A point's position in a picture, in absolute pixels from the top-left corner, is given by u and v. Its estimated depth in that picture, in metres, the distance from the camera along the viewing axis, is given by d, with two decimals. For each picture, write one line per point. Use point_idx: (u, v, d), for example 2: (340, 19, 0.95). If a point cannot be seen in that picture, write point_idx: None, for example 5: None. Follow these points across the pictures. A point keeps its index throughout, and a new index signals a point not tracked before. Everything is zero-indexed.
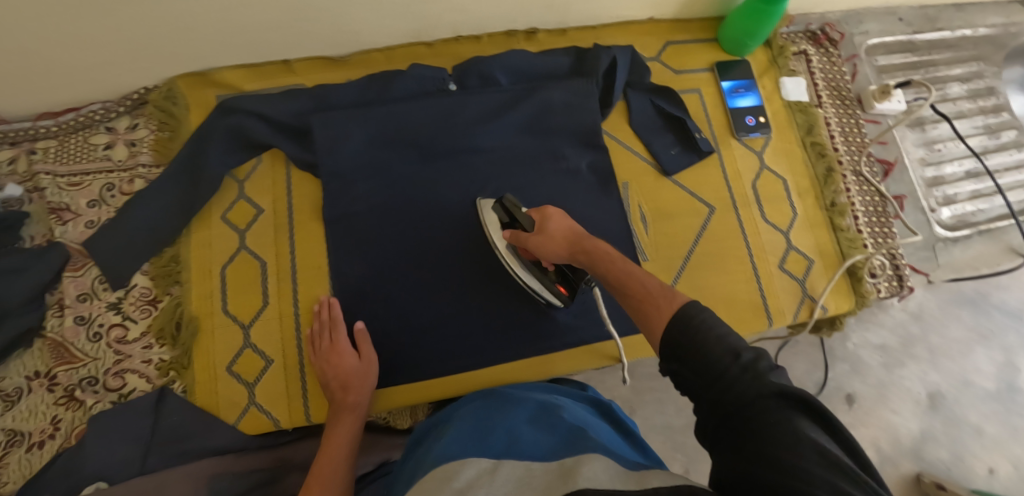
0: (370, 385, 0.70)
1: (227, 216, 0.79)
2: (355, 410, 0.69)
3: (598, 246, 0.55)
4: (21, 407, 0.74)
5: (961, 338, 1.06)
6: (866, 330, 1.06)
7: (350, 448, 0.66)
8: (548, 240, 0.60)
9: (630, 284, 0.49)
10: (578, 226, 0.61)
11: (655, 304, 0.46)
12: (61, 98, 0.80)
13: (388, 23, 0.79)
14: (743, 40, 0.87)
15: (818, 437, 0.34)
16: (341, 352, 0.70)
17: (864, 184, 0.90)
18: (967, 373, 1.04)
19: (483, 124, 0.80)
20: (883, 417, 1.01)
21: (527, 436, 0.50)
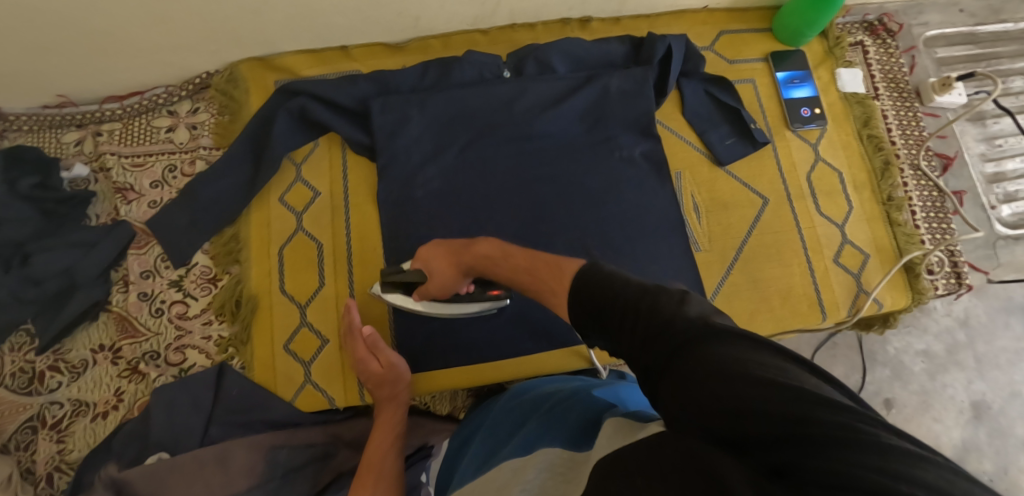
0: (404, 376, 0.71)
1: (285, 197, 0.80)
2: (394, 401, 0.70)
3: (473, 258, 0.62)
4: (86, 378, 0.76)
5: (1009, 346, 1.04)
6: (907, 336, 1.04)
7: (395, 437, 0.68)
8: (437, 276, 0.66)
9: (530, 267, 0.52)
10: (447, 243, 0.67)
11: (551, 283, 0.46)
12: (128, 81, 0.83)
13: (447, 9, 0.79)
14: (800, 30, 0.86)
15: (778, 367, 0.27)
16: (372, 352, 0.70)
17: (922, 178, 0.88)
18: (1015, 385, 1.02)
19: (537, 111, 0.80)
20: (924, 425, 1.00)
21: (562, 427, 0.50)
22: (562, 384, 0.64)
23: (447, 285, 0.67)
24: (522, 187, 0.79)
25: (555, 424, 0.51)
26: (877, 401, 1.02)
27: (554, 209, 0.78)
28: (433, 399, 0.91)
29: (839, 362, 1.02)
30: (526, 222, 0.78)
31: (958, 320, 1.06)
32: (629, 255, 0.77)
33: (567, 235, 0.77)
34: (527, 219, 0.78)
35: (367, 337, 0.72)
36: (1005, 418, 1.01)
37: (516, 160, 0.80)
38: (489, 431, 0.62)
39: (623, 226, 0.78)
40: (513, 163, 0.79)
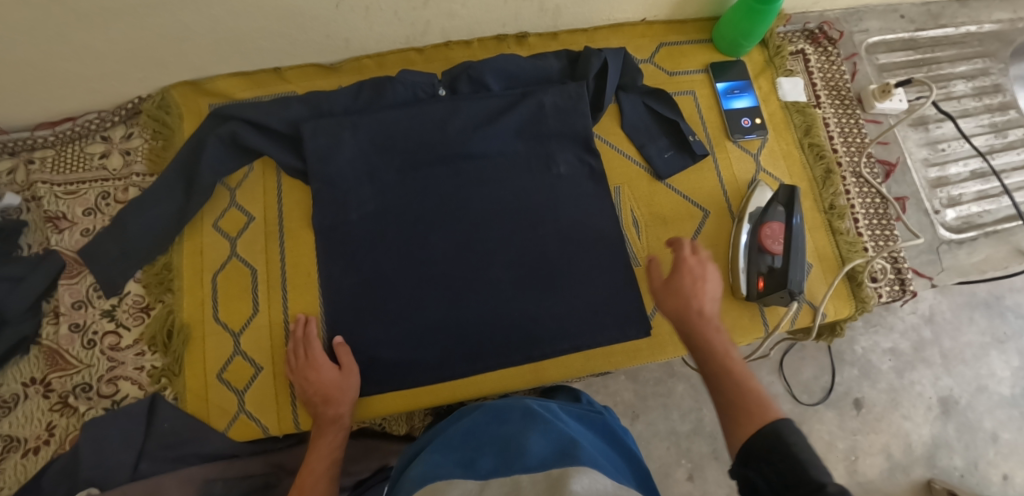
0: (350, 396, 0.70)
1: (219, 224, 0.80)
2: (336, 422, 0.69)
3: (713, 331, 0.59)
4: (17, 413, 0.75)
5: (975, 341, 1.07)
6: (875, 334, 1.06)
7: (331, 463, 0.66)
8: (687, 285, 0.62)
9: (731, 387, 0.54)
10: (682, 291, 0.62)
11: (751, 413, 0.49)
12: (57, 108, 0.82)
13: (378, 30, 0.79)
14: (737, 40, 0.86)
15: None
16: (319, 366, 0.70)
17: (864, 186, 0.88)
18: (981, 379, 1.05)
19: (469, 129, 0.79)
20: (893, 423, 1.02)
21: (523, 445, 0.49)
22: (533, 402, 0.61)
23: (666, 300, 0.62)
24: (461, 208, 0.78)
25: (519, 443, 0.50)
26: (847, 402, 1.03)
27: (490, 228, 0.77)
28: (388, 419, 0.89)
29: (808, 365, 1.04)
30: (460, 243, 0.77)
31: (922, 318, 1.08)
32: (565, 272, 0.77)
33: (502, 256, 0.76)
34: (462, 240, 0.77)
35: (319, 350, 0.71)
36: (973, 412, 1.04)
37: (452, 179, 0.79)
38: (464, 426, 0.56)
39: (559, 244, 0.77)
40: (448, 184, 0.79)
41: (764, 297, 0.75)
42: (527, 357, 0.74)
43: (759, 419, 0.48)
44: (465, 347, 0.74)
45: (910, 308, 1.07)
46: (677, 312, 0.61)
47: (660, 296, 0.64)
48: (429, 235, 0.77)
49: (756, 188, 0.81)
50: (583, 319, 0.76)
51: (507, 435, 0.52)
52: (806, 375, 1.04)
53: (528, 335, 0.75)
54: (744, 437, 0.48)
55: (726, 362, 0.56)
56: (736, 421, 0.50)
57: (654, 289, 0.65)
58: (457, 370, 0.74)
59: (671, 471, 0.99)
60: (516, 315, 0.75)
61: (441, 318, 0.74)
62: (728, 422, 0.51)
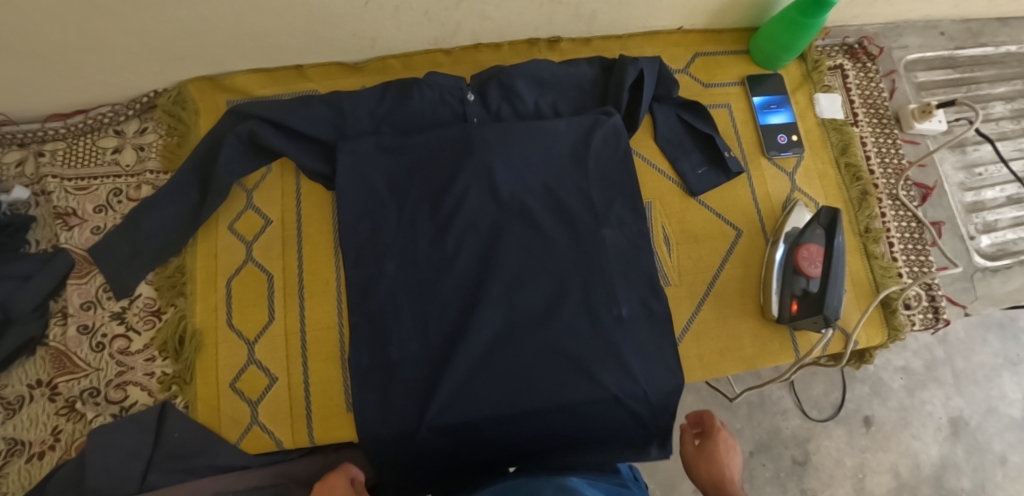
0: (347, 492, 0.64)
1: (235, 226, 0.77)
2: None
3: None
4: (22, 415, 0.73)
5: (987, 362, 1.05)
6: (888, 353, 1.05)
7: None
8: (719, 459, 0.71)
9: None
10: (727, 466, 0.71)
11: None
12: (69, 99, 0.79)
13: (408, 30, 0.76)
14: (777, 54, 0.83)
15: None
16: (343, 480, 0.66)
17: (900, 209, 0.85)
18: (992, 400, 1.03)
19: (501, 150, 0.76)
20: (903, 442, 1.00)
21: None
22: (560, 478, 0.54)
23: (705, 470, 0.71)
24: (483, 218, 0.76)
25: None
26: (857, 419, 1.01)
27: (522, 259, 0.75)
28: None
29: (818, 380, 1.02)
30: (484, 263, 0.74)
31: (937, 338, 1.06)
32: (593, 295, 0.74)
33: (532, 285, 0.74)
34: (492, 268, 0.74)
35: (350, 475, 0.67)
36: (982, 434, 1.02)
37: (483, 204, 0.76)
38: None
39: (589, 271, 0.74)
40: (477, 208, 0.76)
41: (798, 318, 0.72)
42: (555, 400, 0.70)
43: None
44: (493, 385, 0.70)
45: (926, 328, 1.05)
46: (711, 479, 0.70)
47: (693, 465, 0.73)
48: (457, 260, 0.74)
49: (793, 210, 0.79)
50: (614, 352, 0.72)
51: None
52: (815, 391, 1.02)
53: (553, 362, 0.72)
54: None
55: None
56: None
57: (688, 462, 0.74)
58: (483, 411, 0.69)
59: (679, 486, 0.97)
60: (537, 333, 0.72)
61: (463, 344, 0.71)
62: None
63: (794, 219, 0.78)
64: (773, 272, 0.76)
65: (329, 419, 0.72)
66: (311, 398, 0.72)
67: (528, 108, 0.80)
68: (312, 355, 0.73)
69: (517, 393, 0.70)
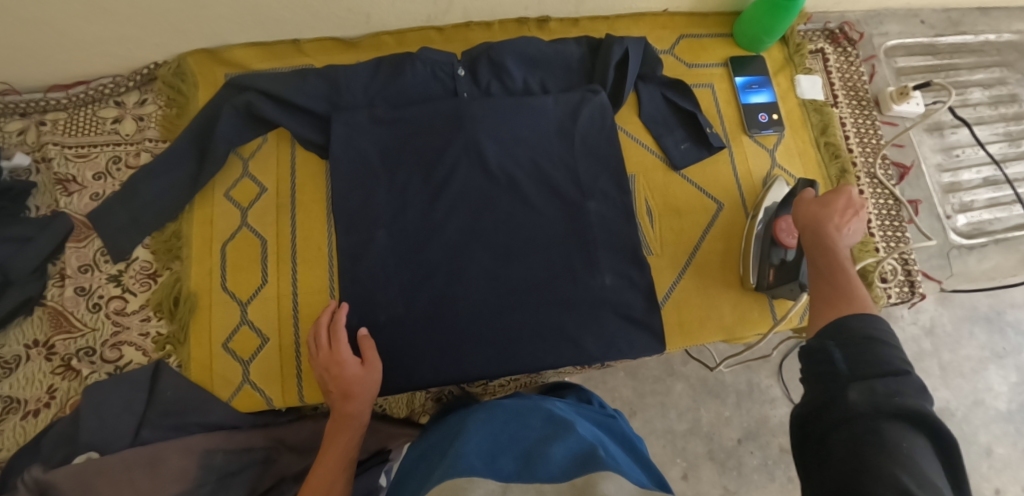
0: (372, 393, 0.67)
1: (231, 194, 0.79)
2: (356, 419, 0.66)
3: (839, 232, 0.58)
4: (18, 375, 0.74)
5: (974, 355, 1.06)
6: None
7: (346, 462, 0.63)
8: (826, 198, 0.62)
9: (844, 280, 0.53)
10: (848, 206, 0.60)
11: (849, 299, 0.50)
12: (71, 70, 0.81)
13: (401, 6, 0.78)
14: (758, 36, 0.86)
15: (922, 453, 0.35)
16: (342, 360, 0.67)
17: (878, 187, 0.88)
18: (978, 392, 1.04)
19: (492, 125, 0.79)
20: None
21: (545, 454, 0.47)
22: (546, 407, 0.59)
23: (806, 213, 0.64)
24: (472, 189, 0.78)
25: (542, 450, 0.48)
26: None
27: (508, 229, 0.77)
28: (389, 402, 0.90)
29: None
30: (474, 232, 0.77)
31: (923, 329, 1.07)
32: (578, 265, 0.76)
33: (521, 255, 0.76)
34: (480, 238, 0.76)
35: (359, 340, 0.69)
36: (968, 425, 1.03)
37: (473, 175, 0.78)
38: (484, 419, 0.55)
39: (575, 241, 0.77)
40: (467, 179, 0.78)
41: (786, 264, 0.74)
42: (538, 363, 0.74)
43: (850, 307, 0.49)
44: (479, 349, 0.74)
45: (911, 318, 1.07)
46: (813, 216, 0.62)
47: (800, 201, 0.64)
48: (447, 230, 0.77)
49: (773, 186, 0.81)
50: (598, 320, 0.76)
51: (530, 441, 0.51)
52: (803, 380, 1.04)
53: (537, 326, 0.75)
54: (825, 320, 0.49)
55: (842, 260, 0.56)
56: (831, 305, 0.51)
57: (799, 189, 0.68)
58: (469, 372, 0.73)
59: (666, 468, 0.98)
60: (521, 299, 0.75)
61: (451, 308, 0.74)
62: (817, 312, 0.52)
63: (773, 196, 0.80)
64: (756, 237, 0.77)
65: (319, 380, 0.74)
66: (302, 359, 0.74)
67: (517, 85, 0.83)
68: (303, 318, 0.75)
69: (505, 357, 0.74)
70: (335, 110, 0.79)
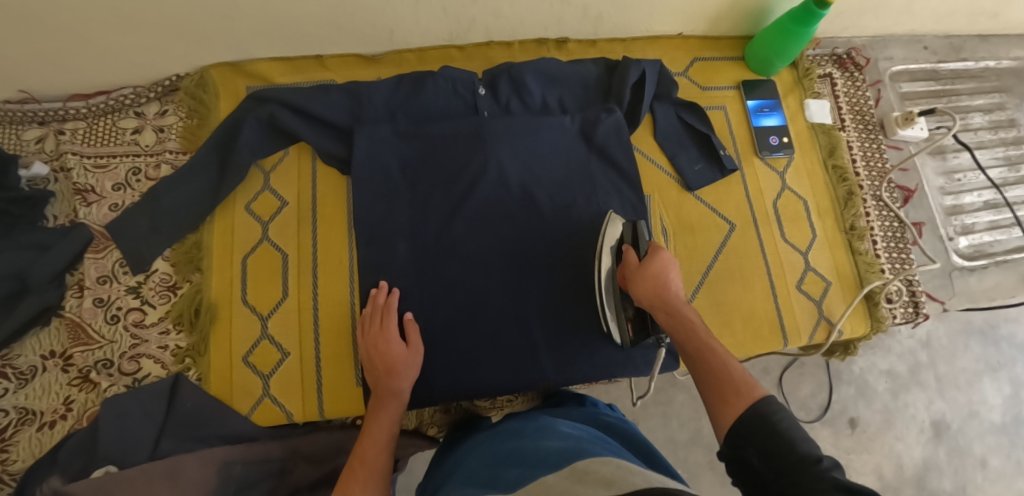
0: (414, 373, 0.69)
1: (251, 206, 0.80)
2: (398, 395, 0.67)
3: (686, 311, 0.61)
4: (34, 385, 0.74)
5: (969, 368, 1.08)
6: (874, 356, 1.08)
7: (392, 433, 0.65)
8: (648, 270, 0.65)
9: (717, 363, 0.54)
10: (676, 277, 0.65)
11: (732, 390, 0.50)
12: (93, 80, 0.81)
13: (424, 24, 0.79)
14: (771, 60, 0.88)
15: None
16: (389, 339, 0.70)
17: (884, 209, 0.90)
18: (973, 405, 1.07)
19: (511, 143, 0.80)
20: (886, 444, 1.04)
21: (535, 460, 0.49)
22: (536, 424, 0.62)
23: (636, 292, 0.65)
24: (492, 205, 0.79)
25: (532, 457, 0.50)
26: (843, 421, 1.05)
27: (526, 245, 0.78)
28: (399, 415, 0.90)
29: (806, 381, 1.06)
30: (493, 247, 0.78)
31: (921, 343, 1.10)
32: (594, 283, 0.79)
33: (540, 270, 0.78)
34: (499, 253, 0.78)
35: (408, 323, 0.72)
36: (963, 437, 1.06)
37: (493, 191, 0.80)
38: (481, 453, 0.59)
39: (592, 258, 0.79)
40: (486, 196, 0.79)
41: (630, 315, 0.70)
42: (555, 378, 0.75)
43: (743, 396, 0.49)
44: (497, 364, 0.75)
45: (909, 333, 1.09)
46: (655, 293, 0.64)
47: (634, 281, 0.66)
48: (467, 245, 0.78)
49: (612, 225, 0.75)
50: (615, 336, 0.78)
51: (519, 456, 0.52)
52: (804, 391, 1.06)
53: (554, 341, 0.76)
54: (733, 414, 0.48)
55: (705, 340, 0.57)
56: (722, 399, 0.50)
57: (628, 274, 0.68)
58: (487, 387, 0.74)
59: None
60: (538, 314, 0.77)
61: (469, 324, 0.75)
62: (714, 412, 0.50)
63: (612, 234, 0.74)
64: (602, 291, 0.72)
65: (340, 394, 0.74)
66: (323, 373, 0.75)
67: (535, 103, 0.84)
68: (324, 331, 0.76)
69: (522, 372, 0.75)
70: (356, 125, 0.80)
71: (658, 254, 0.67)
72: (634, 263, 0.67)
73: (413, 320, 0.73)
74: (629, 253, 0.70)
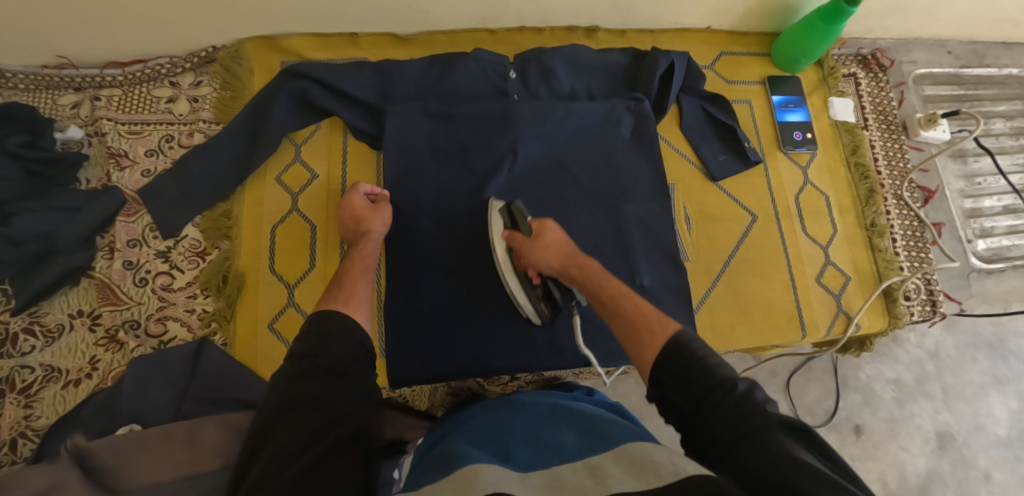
0: (381, 218, 0.73)
1: (282, 178, 0.81)
2: (369, 238, 0.72)
3: (589, 261, 0.63)
4: (61, 343, 0.75)
5: (976, 380, 1.08)
6: (881, 364, 1.09)
7: (365, 265, 0.69)
8: (538, 244, 0.65)
9: (626, 307, 0.57)
10: (568, 240, 0.67)
11: (646, 331, 0.53)
12: (130, 48, 0.82)
13: (458, 7, 0.81)
14: (796, 57, 0.89)
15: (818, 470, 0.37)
16: (352, 192, 0.75)
17: (903, 208, 0.91)
18: (979, 418, 1.06)
19: (539, 126, 0.81)
20: (891, 453, 1.03)
21: (553, 444, 0.53)
22: (539, 402, 0.64)
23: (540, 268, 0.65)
24: (518, 186, 0.80)
25: (550, 441, 0.54)
26: (847, 427, 1.05)
27: None
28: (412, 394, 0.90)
29: (813, 386, 1.06)
30: None
31: (927, 353, 1.10)
32: (615, 266, 0.79)
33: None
34: None
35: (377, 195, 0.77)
36: (968, 449, 1.05)
37: (520, 172, 0.81)
38: (482, 417, 0.61)
39: (615, 241, 0.80)
40: (513, 178, 0.80)
41: (536, 290, 0.71)
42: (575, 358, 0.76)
43: (657, 335, 0.52)
44: (518, 342, 0.76)
45: (917, 342, 1.10)
46: (559, 257, 0.64)
47: (532, 255, 0.65)
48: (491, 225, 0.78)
49: (494, 212, 0.74)
50: None
51: (534, 435, 0.56)
52: (810, 396, 1.06)
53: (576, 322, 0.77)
54: (658, 348, 0.51)
55: (613, 291, 0.59)
56: (638, 343, 0.53)
57: (521, 250, 0.67)
58: (507, 365, 0.75)
59: None
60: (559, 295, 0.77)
61: (494, 301, 0.76)
62: (631, 350, 0.53)
63: (498, 224, 0.73)
64: (508, 276, 0.71)
65: None
66: None
67: (563, 89, 0.85)
68: None
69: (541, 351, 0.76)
70: (387, 102, 0.81)
71: (546, 225, 0.67)
72: (520, 240, 0.66)
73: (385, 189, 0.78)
74: (514, 234, 0.68)
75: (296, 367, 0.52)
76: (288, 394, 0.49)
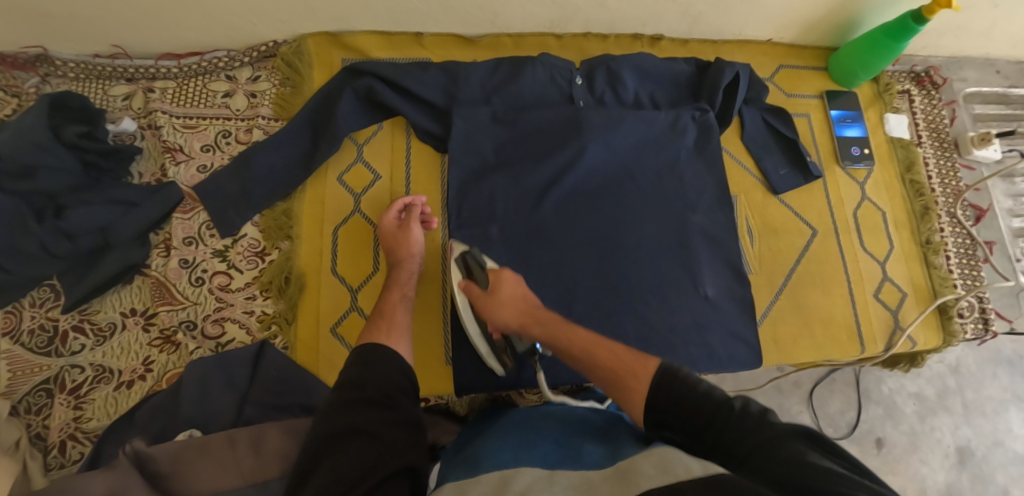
0: (411, 247, 0.72)
1: (343, 178, 0.79)
2: (404, 267, 0.72)
3: (548, 315, 0.61)
4: (113, 343, 0.73)
5: (995, 396, 1.08)
6: (903, 378, 1.08)
7: (404, 298, 0.69)
8: (495, 299, 0.63)
9: (601, 356, 0.54)
10: (529, 292, 0.64)
11: (629, 372, 0.50)
12: (189, 41, 0.80)
13: (531, 10, 0.80)
14: (855, 70, 0.89)
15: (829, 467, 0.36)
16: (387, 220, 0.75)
17: (956, 226, 0.92)
18: (998, 434, 1.06)
19: (607, 132, 0.80)
20: (911, 466, 1.03)
21: (582, 454, 0.48)
22: (572, 415, 0.60)
23: (499, 325, 0.63)
24: (584, 192, 0.79)
25: (579, 450, 0.49)
26: (869, 440, 1.04)
27: (618, 234, 0.78)
28: None
29: (835, 398, 1.05)
30: (589, 234, 0.77)
31: (948, 367, 1.10)
32: (682, 276, 0.78)
33: (630, 258, 0.77)
34: (592, 240, 0.77)
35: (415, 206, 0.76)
36: (986, 465, 1.05)
37: (586, 179, 0.80)
38: (512, 421, 0.59)
39: (682, 251, 0.79)
40: (580, 184, 0.79)
41: (497, 343, 0.68)
42: None
43: (640, 386, 0.48)
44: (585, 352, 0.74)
45: (938, 357, 1.09)
46: (517, 313, 0.62)
47: (491, 310, 0.63)
48: (557, 232, 0.77)
49: (456, 262, 0.72)
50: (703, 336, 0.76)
51: (563, 443, 0.51)
52: (832, 408, 1.05)
53: None
54: (639, 404, 0.48)
55: (591, 346, 0.55)
56: (624, 390, 0.49)
57: (479, 305, 0.65)
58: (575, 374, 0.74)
59: None
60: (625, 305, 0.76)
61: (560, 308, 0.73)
62: (617, 397, 0.50)
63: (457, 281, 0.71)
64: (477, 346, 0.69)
65: (429, 372, 0.75)
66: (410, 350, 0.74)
67: (629, 97, 0.84)
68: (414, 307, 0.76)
69: None
70: (454, 104, 0.80)
71: (503, 272, 0.66)
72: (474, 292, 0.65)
73: (419, 205, 0.77)
74: (471, 287, 0.66)
75: (342, 398, 0.53)
76: (334, 429, 0.50)
